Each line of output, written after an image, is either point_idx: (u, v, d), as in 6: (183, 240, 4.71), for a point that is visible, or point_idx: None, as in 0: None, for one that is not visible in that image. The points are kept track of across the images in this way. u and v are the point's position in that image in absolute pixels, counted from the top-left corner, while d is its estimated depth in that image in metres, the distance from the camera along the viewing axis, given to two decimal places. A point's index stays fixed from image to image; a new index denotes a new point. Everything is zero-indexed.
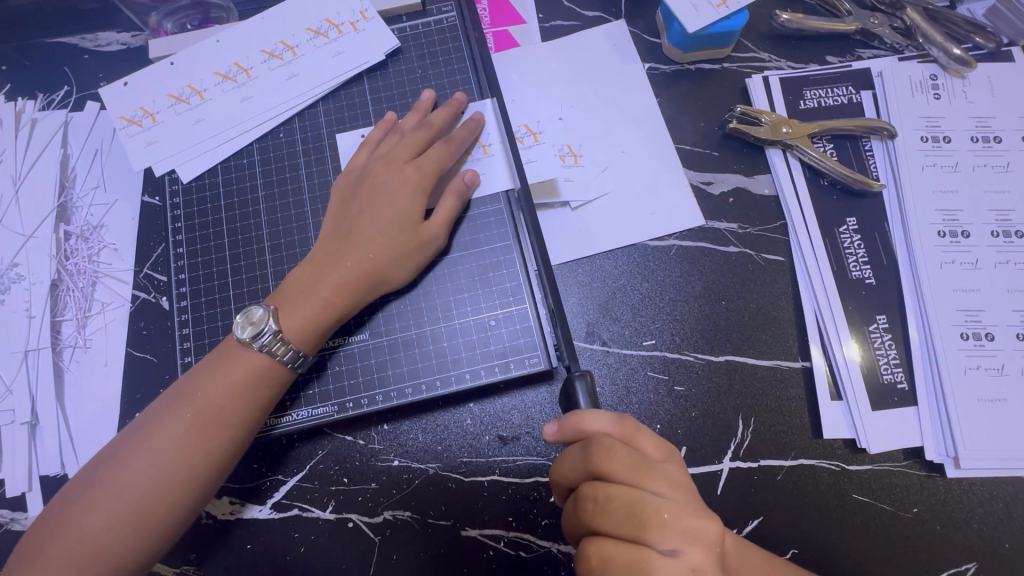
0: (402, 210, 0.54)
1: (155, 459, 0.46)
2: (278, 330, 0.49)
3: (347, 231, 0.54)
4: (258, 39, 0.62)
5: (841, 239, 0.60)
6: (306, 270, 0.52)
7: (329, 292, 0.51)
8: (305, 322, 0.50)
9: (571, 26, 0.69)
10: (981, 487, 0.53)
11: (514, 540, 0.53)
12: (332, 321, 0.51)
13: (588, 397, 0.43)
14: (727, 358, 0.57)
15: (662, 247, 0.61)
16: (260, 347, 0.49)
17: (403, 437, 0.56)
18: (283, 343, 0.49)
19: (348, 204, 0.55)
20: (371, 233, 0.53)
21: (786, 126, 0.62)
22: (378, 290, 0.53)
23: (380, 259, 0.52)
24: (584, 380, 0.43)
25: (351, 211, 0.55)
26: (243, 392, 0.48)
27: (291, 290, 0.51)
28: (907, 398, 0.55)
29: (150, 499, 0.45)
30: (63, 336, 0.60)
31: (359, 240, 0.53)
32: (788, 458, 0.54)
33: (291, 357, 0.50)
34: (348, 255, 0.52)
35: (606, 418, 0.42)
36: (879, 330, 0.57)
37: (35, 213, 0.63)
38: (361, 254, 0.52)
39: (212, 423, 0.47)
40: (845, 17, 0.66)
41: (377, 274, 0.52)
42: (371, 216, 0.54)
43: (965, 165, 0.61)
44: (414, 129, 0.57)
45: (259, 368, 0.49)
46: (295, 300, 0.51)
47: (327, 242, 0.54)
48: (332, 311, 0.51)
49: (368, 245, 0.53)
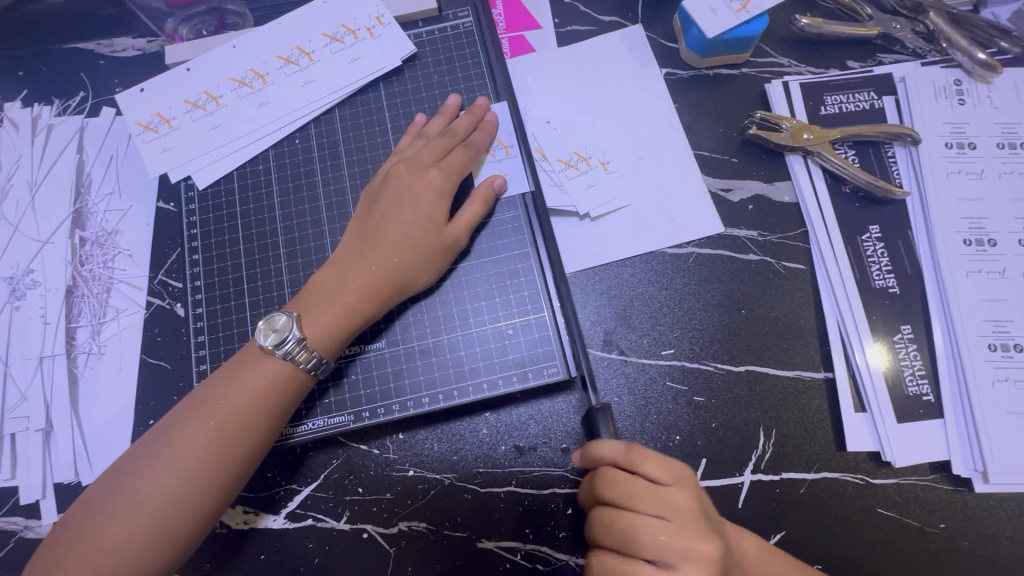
0: (422, 214, 0.53)
1: (177, 468, 0.45)
2: (302, 337, 0.48)
3: (367, 236, 0.53)
4: (274, 45, 0.62)
5: (863, 247, 0.58)
6: (329, 274, 0.52)
7: (352, 297, 0.50)
8: (330, 327, 0.49)
9: (588, 31, 0.69)
10: (1011, 502, 0.52)
11: (531, 553, 0.53)
12: (354, 327, 0.51)
13: (610, 434, 0.47)
14: (747, 368, 0.56)
15: (680, 254, 0.60)
16: (283, 355, 0.48)
17: (418, 447, 0.55)
18: (307, 350, 0.48)
19: (369, 209, 0.55)
20: (392, 238, 0.52)
21: (807, 132, 0.60)
22: (400, 296, 0.53)
23: (403, 264, 0.52)
24: (604, 416, 0.47)
25: (371, 217, 0.54)
26: (265, 401, 0.47)
27: (315, 296, 0.51)
28: (934, 410, 0.54)
29: (171, 508, 0.44)
30: (78, 342, 0.60)
31: (380, 245, 0.52)
32: (811, 472, 0.53)
33: (314, 364, 0.49)
34: (370, 259, 0.52)
35: (614, 448, 0.44)
36: (904, 340, 0.56)
37: (50, 219, 0.63)
38: (383, 259, 0.52)
39: (237, 431, 0.46)
40: (867, 22, 0.65)
41: (399, 278, 0.52)
42: (392, 220, 0.53)
43: (991, 173, 0.59)
44: (439, 134, 0.57)
45: (281, 376, 0.48)
46: (318, 305, 0.50)
47: (350, 246, 0.53)
48: (356, 316, 0.51)
49: (390, 250, 0.52)
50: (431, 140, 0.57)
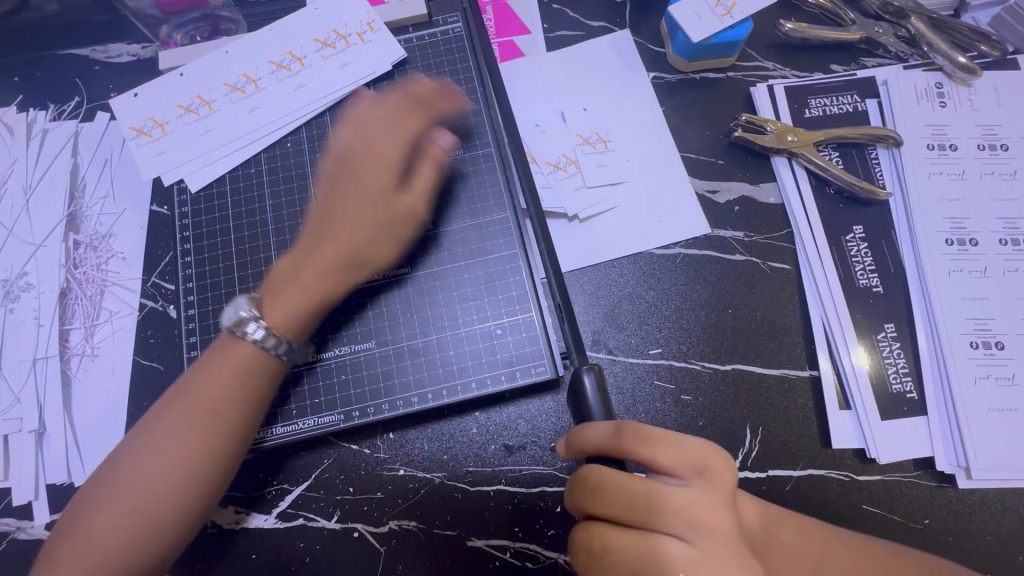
0: (379, 185, 0.54)
1: (161, 463, 0.45)
2: (264, 321, 0.49)
3: (327, 213, 0.54)
4: (266, 51, 0.63)
5: (847, 246, 0.59)
6: (289, 261, 0.52)
7: (317, 278, 0.51)
8: (292, 309, 0.50)
9: (576, 36, 0.70)
10: (994, 498, 0.53)
11: (520, 551, 0.53)
12: (318, 308, 0.52)
13: (596, 390, 0.41)
14: (734, 367, 0.57)
15: (668, 255, 0.61)
16: (251, 342, 0.49)
17: (408, 446, 0.56)
18: (273, 335, 0.49)
19: (329, 184, 0.55)
20: (350, 214, 0.53)
21: (791, 134, 0.62)
22: (364, 276, 0.54)
23: (364, 240, 0.53)
24: (593, 374, 0.41)
25: (332, 193, 0.54)
26: (241, 392, 0.48)
27: (275, 283, 0.51)
28: (917, 408, 0.55)
29: (159, 500, 0.45)
30: (71, 344, 0.60)
31: (340, 222, 0.53)
32: (797, 468, 0.54)
33: (285, 348, 0.49)
34: (328, 238, 0.53)
35: (605, 437, 0.40)
36: (888, 338, 0.57)
37: (45, 223, 0.64)
38: (342, 236, 0.52)
39: (216, 424, 0.47)
40: (850, 27, 0.66)
41: (360, 255, 0.53)
42: (350, 195, 0.54)
43: (972, 174, 0.60)
44: (395, 99, 0.56)
45: (254, 364, 0.49)
46: (278, 290, 0.51)
47: (312, 227, 0.54)
48: (316, 295, 0.51)
49: (348, 225, 0.53)
50: (386, 106, 0.56)
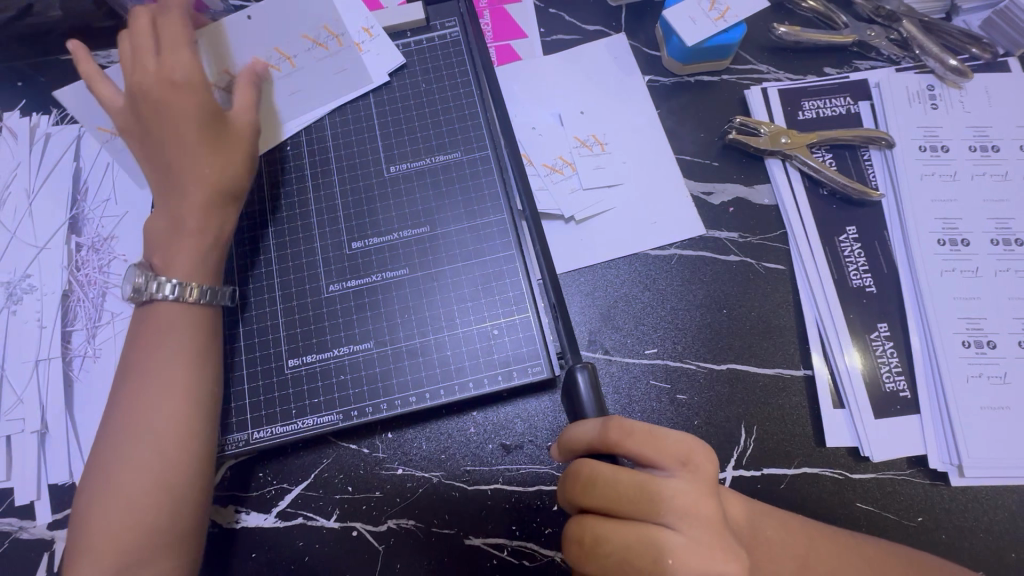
0: (202, 133, 0.54)
1: (151, 417, 0.47)
2: (174, 279, 0.51)
3: (166, 168, 0.54)
4: (252, 46, 0.61)
5: (841, 247, 0.60)
6: (161, 217, 0.53)
7: (185, 224, 0.52)
8: (193, 263, 0.52)
9: (573, 40, 0.70)
10: (986, 496, 0.53)
11: (517, 549, 0.53)
12: (212, 253, 0.53)
13: (590, 388, 0.42)
14: (728, 366, 0.58)
15: (663, 256, 0.61)
16: (172, 299, 0.50)
17: (407, 446, 0.56)
18: (184, 287, 0.51)
19: (152, 144, 0.54)
20: (185, 161, 0.53)
21: (785, 136, 0.63)
22: (236, 197, 0.55)
23: (212, 172, 0.53)
24: (585, 371, 0.42)
25: (159, 150, 0.54)
26: (196, 331, 0.51)
27: (157, 242, 0.53)
28: (910, 407, 0.55)
29: (163, 450, 0.47)
30: (73, 345, 0.61)
31: (177, 174, 0.53)
32: (791, 466, 0.54)
33: (204, 295, 0.52)
34: (172, 195, 0.53)
35: (590, 431, 0.41)
36: (881, 338, 0.57)
37: (48, 226, 0.64)
38: (194, 177, 0.53)
39: (185, 361, 0.49)
40: (843, 30, 0.67)
41: (224, 183, 0.54)
42: (179, 149, 0.53)
43: (964, 175, 0.61)
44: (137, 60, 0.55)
45: (185, 309, 0.51)
46: (166, 248, 0.52)
47: (159, 183, 0.54)
48: (207, 234, 0.53)
49: (181, 177, 0.53)
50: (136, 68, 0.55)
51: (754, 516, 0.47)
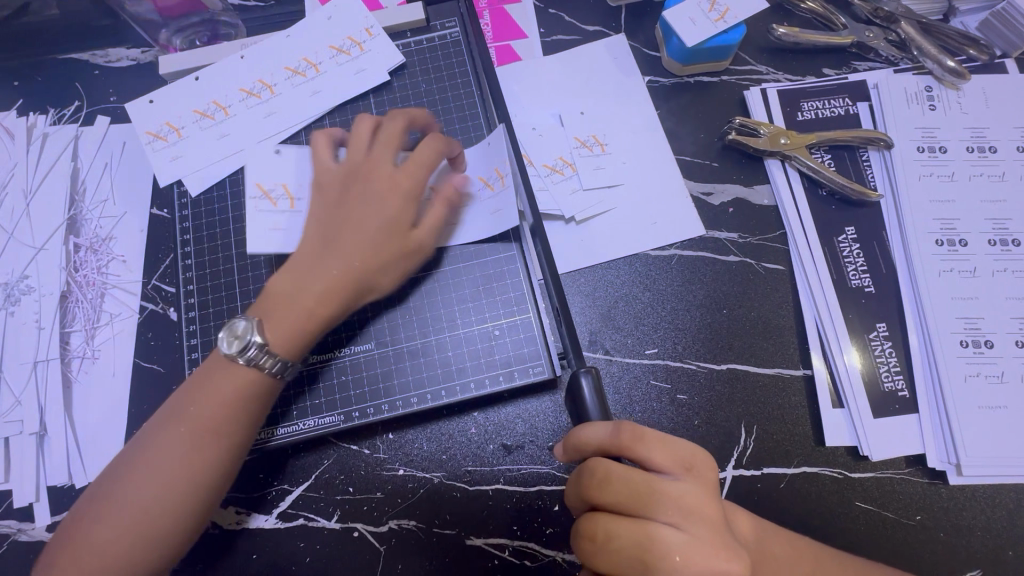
0: (388, 217, 0.52)
1: (174, 446, 0.46)
2: (263, 344, 0.48)
3: (329, 237, 0.51)
4: (282, 58, 0.63)
5: (839, 248, 0.60)
6: (285, 279, 0.50)
7: (308, 301, 0.49)
8: (290, 334, 0.49)
9: (572, 40, 0.70)
10: (983, 494, 0.54)
11: (519, 549, 0.54)
12: (317, 330, 0.50)
13: (595, 394, 0.43)
14: (729, 367, 0.58)
15: (663, 256, 0.62)
16: (246, 361, 0.48)
17: (408, 446, 0.56)
18: (270, 355, 0.48)
19: (332, 208, 0.53)
20: (348, 242, 0.51)
21: (784, 136, 0.63)
22: (362, 296, 0.52)
23: (351, 270, 0.50)
24: (589, 377, 0.43)
25: (333, 218, 0.52)
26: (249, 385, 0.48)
27: (274, 301, 0.50)
28: (909, 406, 0.56)
29: (176, 479, 0.46)
30: (72, 346, 0.60)
31: (337, 247, 0.51)
32: (791, 466, 0.55)
33: (279, 367, 0.49)
34: (315, 271, 0.50)
35: (601, 433, 0.41)
36: (879, 338, 0.58)
37: (46, 226, 0.64)
38: (337, 261, 0.50)
39: (227, 408, 0.48)
40: (841, 31, 0.67)
41: (363, 279, 0.51)
42: (357, 220, 0.51)
43: (961, 176, 0.61)
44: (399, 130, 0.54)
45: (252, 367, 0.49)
46: (278, 311, 0.49)
47: (309, 243, 0.52)
48: (316, 318, 0.50)
49: (336, 257, 0.50)
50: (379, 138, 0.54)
51: (752, 518, 0.47)
